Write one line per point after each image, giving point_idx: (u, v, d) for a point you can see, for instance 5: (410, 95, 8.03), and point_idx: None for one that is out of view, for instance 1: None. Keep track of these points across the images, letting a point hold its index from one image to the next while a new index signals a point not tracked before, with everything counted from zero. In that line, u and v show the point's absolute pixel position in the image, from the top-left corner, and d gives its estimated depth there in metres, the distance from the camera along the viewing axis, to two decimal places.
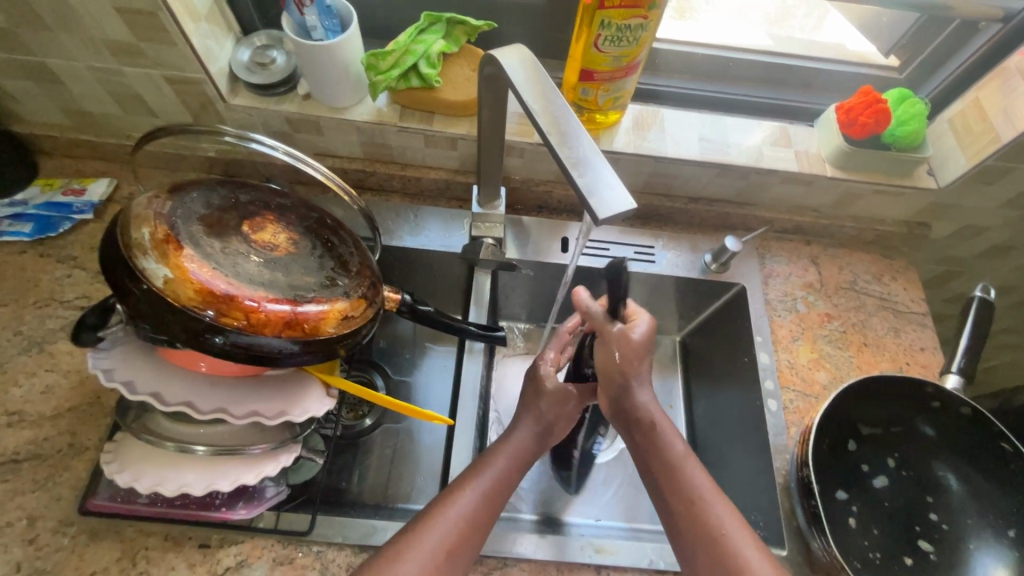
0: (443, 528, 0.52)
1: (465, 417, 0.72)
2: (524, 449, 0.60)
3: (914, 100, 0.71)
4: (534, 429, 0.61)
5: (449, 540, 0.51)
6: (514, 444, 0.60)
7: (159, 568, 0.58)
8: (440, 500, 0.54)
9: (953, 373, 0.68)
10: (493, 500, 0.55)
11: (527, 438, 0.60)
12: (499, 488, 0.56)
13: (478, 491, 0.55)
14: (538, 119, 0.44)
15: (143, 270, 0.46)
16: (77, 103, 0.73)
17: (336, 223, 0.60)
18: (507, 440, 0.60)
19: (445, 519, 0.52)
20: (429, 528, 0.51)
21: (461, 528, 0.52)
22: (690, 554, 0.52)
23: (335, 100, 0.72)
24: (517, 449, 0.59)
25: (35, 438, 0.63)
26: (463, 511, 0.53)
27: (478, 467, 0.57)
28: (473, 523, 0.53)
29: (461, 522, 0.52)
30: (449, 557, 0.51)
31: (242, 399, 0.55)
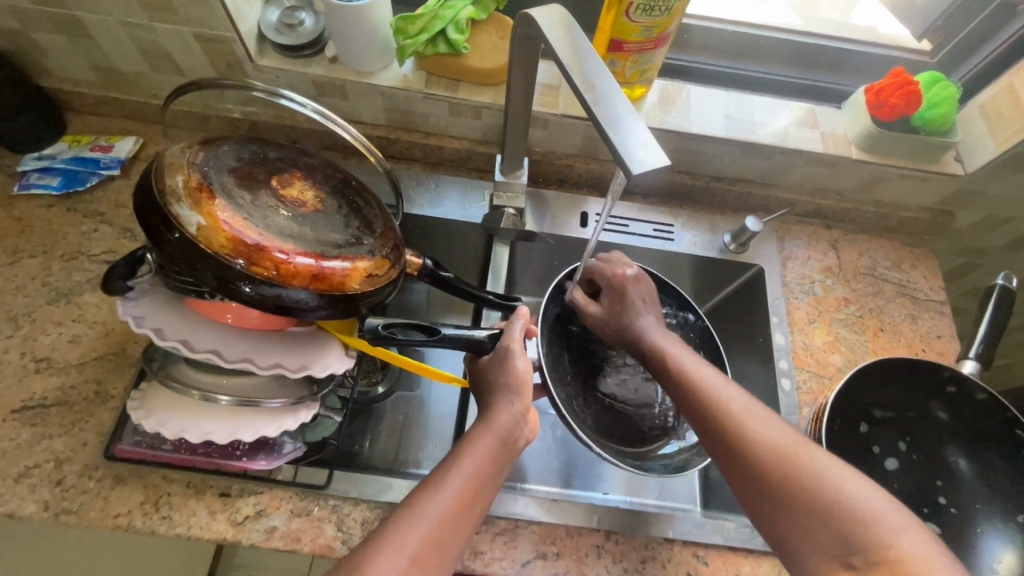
0: (418, 528, 0.47)
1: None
2: (509, 434, 0.55)
3: (946, 84, 0.70)
4: (518, 407, 0.57)
5: (430, 542, 0.47)
6: (496, 428, 0.55)
7: (180, 514, 0.60)
8: (418, 497, 0.49)
9: (970, 359, 0.68)
10: (470, 499, 0.51)
11: (508, 422, 0.56)
12: (478, 482, 0.52)
13: (453, 489, 0.50)
14: (571, 76, 0.43)
15: (177, 216, 0.47)
16: (108, 60, 0.74)
17: (361, 186, 0.61)
18: (485, 426, 0.55)
19: (421, 517, 0.48)
20: (408, 527, 0.47)
21: (442, 530, 0.48)
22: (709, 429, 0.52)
23: (362, 64, 0.72)
24: (500, 436, 0.55)
25: (63, 384, 0.65)
26: (442, 511, 0.49)
27: (454, 459, 0.53)
28: (452, 524, 0.49)
29: (439, 523, 0.48)
30: (428, 564, 0.47)
31: (266, 350, 0.56)
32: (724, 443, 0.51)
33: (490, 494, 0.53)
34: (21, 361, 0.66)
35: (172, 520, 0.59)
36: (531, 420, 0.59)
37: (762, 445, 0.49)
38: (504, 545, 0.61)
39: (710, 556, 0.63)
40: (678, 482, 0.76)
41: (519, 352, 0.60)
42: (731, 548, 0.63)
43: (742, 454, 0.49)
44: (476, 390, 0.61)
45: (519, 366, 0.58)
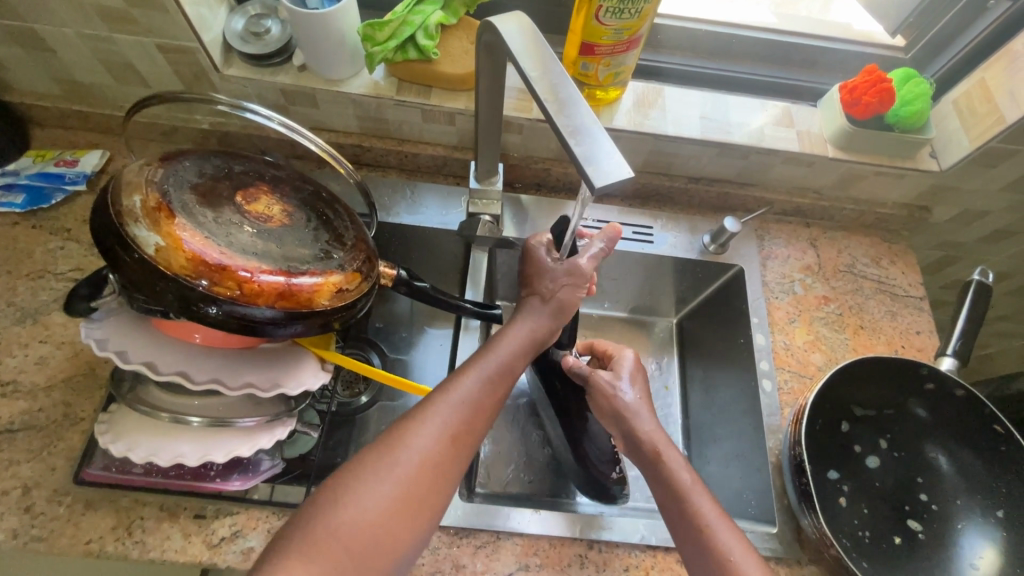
0: (451, 411, 0.50)
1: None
2: (539, 333, 0.59)
3: (919, 80, 0.70)
4: (556, 318, 0.60)
5: (462, 423, 0.51)
6: (528, 326, 0.58)
7: (154, 538, 0.58)
8: (449, 381, 0.53)
9: (948, 356, 0.68)
10: (498, 387, 0.54)
11: (541, 331, 0.59)
12: (505, 371, 0.55)
13: (482, 376, 0.53)
14: (535, 86, 0.43)
15: (135, 237, 0.46)
16: (70, 72, 0.72)
17: (331, 197, 0.59)
18: (517, 323, 0.58)
19: (452, 402, 0.51)
20: (441, 409, 0.50)
21: (473, 414, 0.51)
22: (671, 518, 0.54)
23: (331, 72, 0.71)
24: (534, 337, 0.58)
25: (29, 408, 0.63)
26: (473, 396, 0.52)
27: (484, 351, 0.56)
28: (480, 408, 0.52)
29: (470, 405, 0.51)
30: (456, 446, 0.50)
31: (236, 370, 0.55)
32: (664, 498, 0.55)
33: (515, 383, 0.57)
34: None
35: (146, 545, 0.58)
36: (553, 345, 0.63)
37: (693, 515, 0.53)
38: (486, 557, 0.61)
39: None
40: None
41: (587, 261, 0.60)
42: None
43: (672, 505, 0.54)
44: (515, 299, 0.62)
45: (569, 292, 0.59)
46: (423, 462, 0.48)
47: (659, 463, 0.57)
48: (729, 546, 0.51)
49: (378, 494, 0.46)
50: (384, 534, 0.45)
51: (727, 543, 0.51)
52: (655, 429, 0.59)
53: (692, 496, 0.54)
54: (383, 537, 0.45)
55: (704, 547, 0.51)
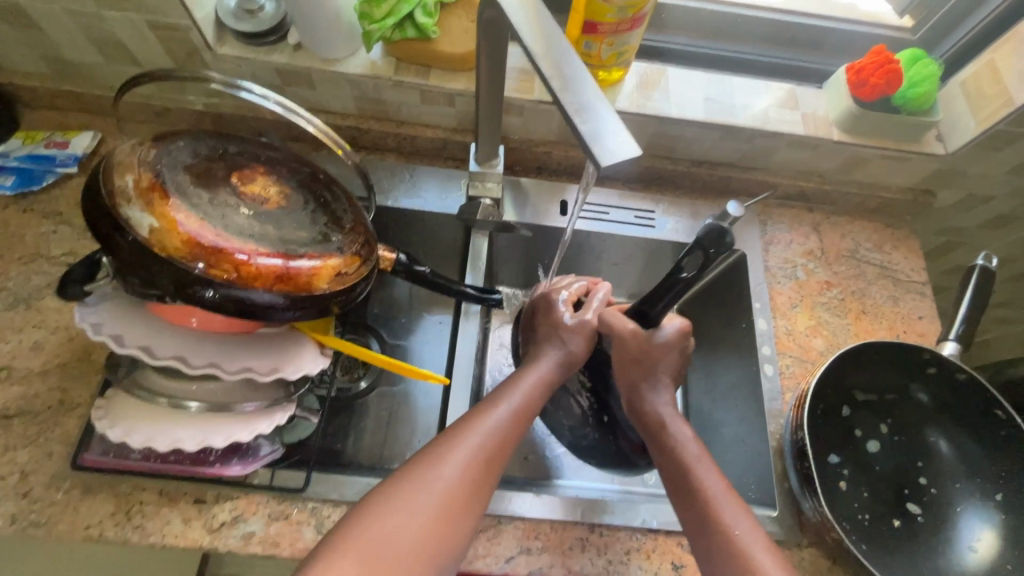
0: (480, 439, 0.50)
1: (465, 357, 0.74)
2: (552, 380, 0.59)
3: (927, 61, 0.69)
4: (563, 369, 0.61)
5: (490, 449, 0.50)
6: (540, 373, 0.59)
7: (154, 523, 0.58)
8: (482, 407, 0.54)
9: (950, 341, 0.68)
10: (523, 420, 0.54)
11: (552, 372, 0.60)
12: (529, 409, 0.55)
13: (510, 409, 0.54)
14: (538, 62, 0.42)
15: (128, 219, 0.44)
16: (58, 51, 0.70)
17: (329, 179, 0.58)
18: (531, 372, 0.59)
19: (486, 426, 0.51)
20: (468, 433, 0.50)
21: (502, 442, 0.51)
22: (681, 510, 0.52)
23: (327, 51, 0.69)
24: (547, 380, 0.59)
25: (25, 394, 0.63)
26: (501, 424, 0.52)
27: (507, 390, 0.56)
28: (508, 437, 0.52)
29: (499, 435, 0.52)
30: (489, 466, 0.50)
31: (234, 355, 0.54)
32: (668, 475, 0.55)
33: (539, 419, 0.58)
34: None
35: (146, 529, 0.58)
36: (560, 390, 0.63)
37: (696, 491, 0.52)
38: (487, 541, 0.61)
39: None
40: None
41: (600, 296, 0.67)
42: None
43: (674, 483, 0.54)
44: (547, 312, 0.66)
45: (580, 343, 0.63)
46: (456, 483, 0.47)
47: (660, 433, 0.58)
48: (734, 521, 0.49)
49: (414, 510, 0.45)
50: (414, 552, 0.44)
51: (734, 520, 0.50)
52: (666, 404, 0.60)
53: (699, 470, 0.53)
54: (418, 554, 0.44)
55: (712, 525, 0.50)
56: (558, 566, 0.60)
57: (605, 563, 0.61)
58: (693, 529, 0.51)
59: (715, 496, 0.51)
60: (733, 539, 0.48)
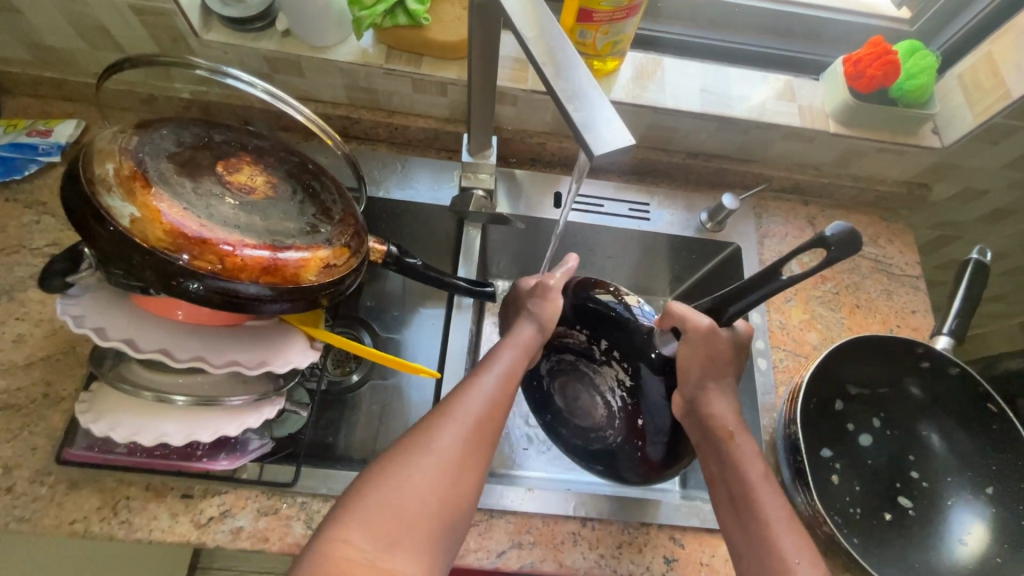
0: (473, 404, 0.51)
1: (457, 351, 0.73)
2: (532, 345, 0.59)
3: (925, 52, 0.68)
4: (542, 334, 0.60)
5: (484, 416, 0.51)
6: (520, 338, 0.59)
7: (140, 518, 0.57)
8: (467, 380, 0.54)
9: (943, 334, 0.68)
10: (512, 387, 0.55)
11: (532, 337, 0.59)
12: (517, 374, 0.56)
13: (497, 373, 0.54)
14: (532, 48, 0.40)
15: (108, 207, 0.43)
16: (39, 35, 0.68)
17: (318, 169, 0.57)
18: (512, 338, 0.59)
19: (470, 398, 0.52)
20: (465, 402, 0.51)
21: (494, 407, 0.52)
22: (733, 525, 0.51)
23: (316, 38, 0.67)
24: (529, 345, 0.59)
25: (8, 387, 0.61)
26: (492, 390, 0.53)
27: (494, 356, 0.57)
28: (500, 403, 0.53)
29: (491, 399, 0.52)
30: (478, 436, 0.50)
31: (221, 348, 0.53)
32: (727, 488, 0.53)
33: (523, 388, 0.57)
34: None
35: (132, 524, 0.57)
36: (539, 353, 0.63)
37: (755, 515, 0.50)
38: (478, 535, 0.60)
39: (686, 538, 0.63)
40: None
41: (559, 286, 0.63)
42: (707, 529, 0.63)
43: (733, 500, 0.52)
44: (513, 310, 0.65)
45: (556, 302, 0.62)
46: (456, 451, 0.48)
47: (723, 447, 0.55)
48: (791, 548, 0.48)
49: (417, 477, 0.46)
50: (415, 519, 0.44)
51: (790, 546, 0.48)
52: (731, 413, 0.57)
53: (760, 490, 0.51)
54: (422, 522, 0.44)
55: (767, 548, 0.48)
56: (550, 561, 0.60)
57: (597, 557, 0.61)
58: (743, 546, 0.50)
59: (773, 522, 0.49)
60: (789, 564, 0.47)
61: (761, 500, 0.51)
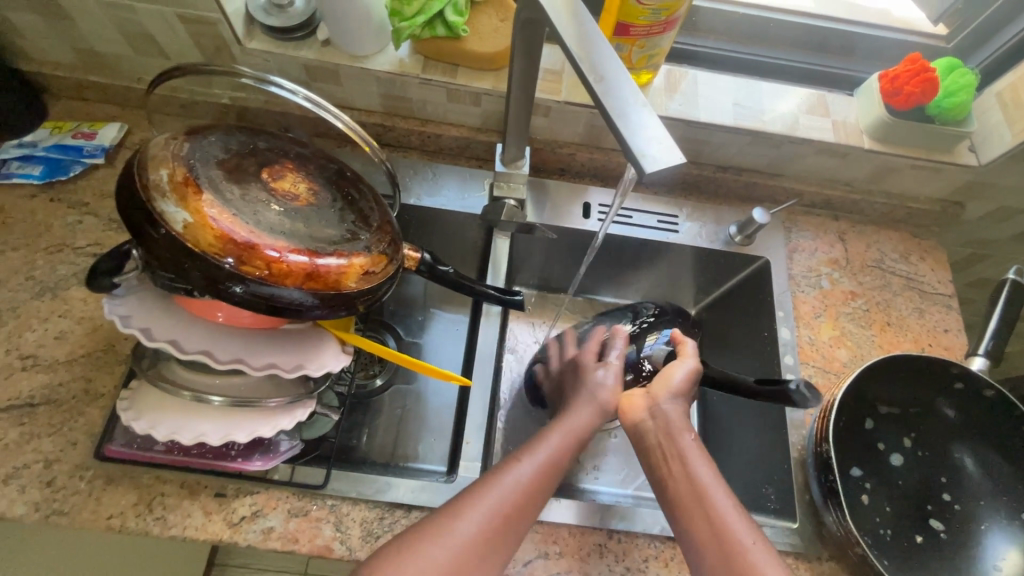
0: (502, 496, 0.50)
1: (484, 359, 0.74)
2: (583, 433, 0.56)
3: (964, 70, 0.67)
4: (597, 420, 0.57)
5: (515, 508, 0.50)
6: (569, 423, 0.56)
7: (175, 515, 0.58)
8: (505, 464, 0.52)
9: (979, 355, 0.67)
10: (551, 478, 0.53)
11: (585, 424, 0.56)
12: (558, 465, 0.53)
13: (537, 463, 0.52)
14: (580, 64, 0.41)
15: (162, 213, 0.44)
16: (89, 42, 0.71)
17: (355, 177, 0.58)
18: (562, 422, 0.56)
19: (503, 488, 0.50)
20: (495, 492, 0.50)
21: (527, 499, 0.50)
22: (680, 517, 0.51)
23: (356, 48, 0.68)
24: (577, 432, 0.56)
25: (50, 382, 0.63)
26: (529, 482, 0.51)
27: (536, 440, 0.55)
28: (534, 494, 0.51)
29: (525, 491, 0.51)
30: (508, 528, 0.49)
31: (260, 350, 0.54)
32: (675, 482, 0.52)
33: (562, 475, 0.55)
34: (6, 358, 0.63)
35: (167, 521, 0.58)
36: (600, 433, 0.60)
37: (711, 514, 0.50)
38: None
39: None
40: None
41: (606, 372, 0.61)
42: None
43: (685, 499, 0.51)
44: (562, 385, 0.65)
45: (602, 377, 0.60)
46: (479, 545, 0.47)
47: (675, 443, 0.54)
48: (748, 538, 0.48)
49: (428, 563, 0.46)
50: None
51: (744, 534, 0.49)
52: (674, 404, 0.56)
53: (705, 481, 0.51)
54: None
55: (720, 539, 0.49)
56: (576, 572, 0.60)
57: (623, 570, 0.61)
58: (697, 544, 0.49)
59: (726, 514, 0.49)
60: (748, 555, 0.47)
61: (714, 497, 0.50)
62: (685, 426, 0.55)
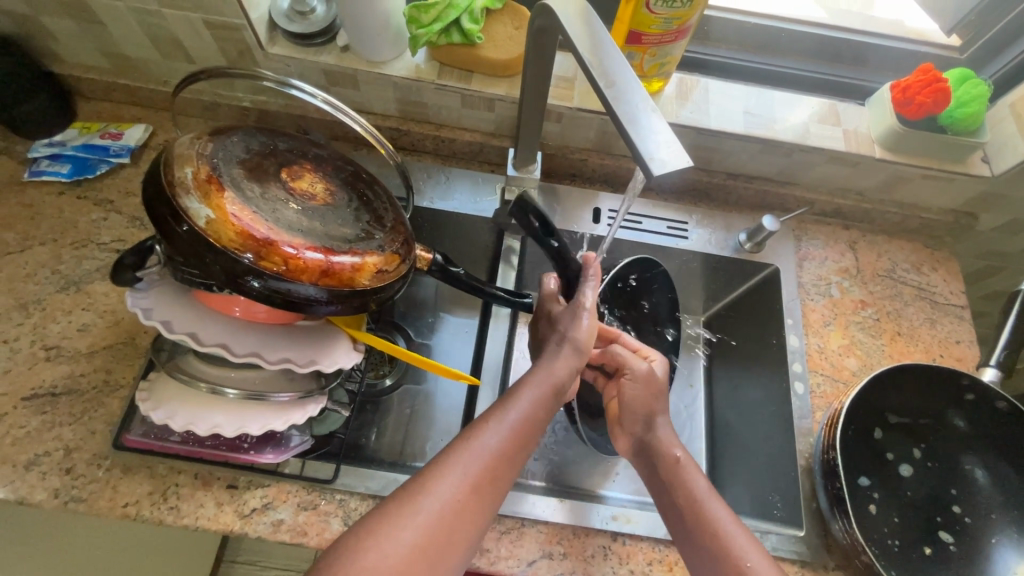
0: (472, 461, 0.48)
1: (492, 372, 0.75)
2: (562, 383, 0.56)
3: (977, 81, 0.67)
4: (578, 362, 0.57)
5: (489, 472, 0.48)
6: (550, 376, 0.56)
7: (188, 505, 0.60)
8: (481, 425, 0.51)
9: (991, 366, 0.66)
10: (525, 437, 0.52)
11: (565, 375, 0.56)
12: (535, 424, 0.53)
13: (515, 424, 0.52)
14: (592, 71, 0.42)
15: (185, 209, 0.46)
16: (119, 46, 0.73)
17: (371, 178, 0.60)
18: (539, 374, 0.56)
19: (479, 449, 0.49)
20: (467, 458, 0.48)
21: (500, 462, 0.49)
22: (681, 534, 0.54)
23: (374, 54, 0.70)
24: (556, 386, 0.55)
25: (72, 373, 0.65)
26: (505, 443, 0.50)
27: (508, 402, 0.54)
28: (507, 457, 0.50)
29: (495, 455, 0.49)
30: (485, 488, 0.48)
31: (275, 345, 0.55)
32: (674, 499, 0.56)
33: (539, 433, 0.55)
34: (31, 349, 0.66)
35: (180, 511, 0.60)
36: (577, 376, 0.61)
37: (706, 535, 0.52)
38: (510, 543, 0.61)
39: None
40: None
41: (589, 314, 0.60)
42: None
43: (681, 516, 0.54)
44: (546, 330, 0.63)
45: (587, 326, 0.59)
46: (455, 507, 0.46)
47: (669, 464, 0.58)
48: (747, 554, 0.51)
49: (402, 537, 0.44)
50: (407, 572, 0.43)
51: (745, 551, 0.51)
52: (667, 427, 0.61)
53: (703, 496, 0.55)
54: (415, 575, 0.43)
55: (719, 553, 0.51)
56: (579, 573, 0.60)
57: (627, 573, 0.61)
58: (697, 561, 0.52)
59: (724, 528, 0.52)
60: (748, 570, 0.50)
61: (708, 514, 0.53)
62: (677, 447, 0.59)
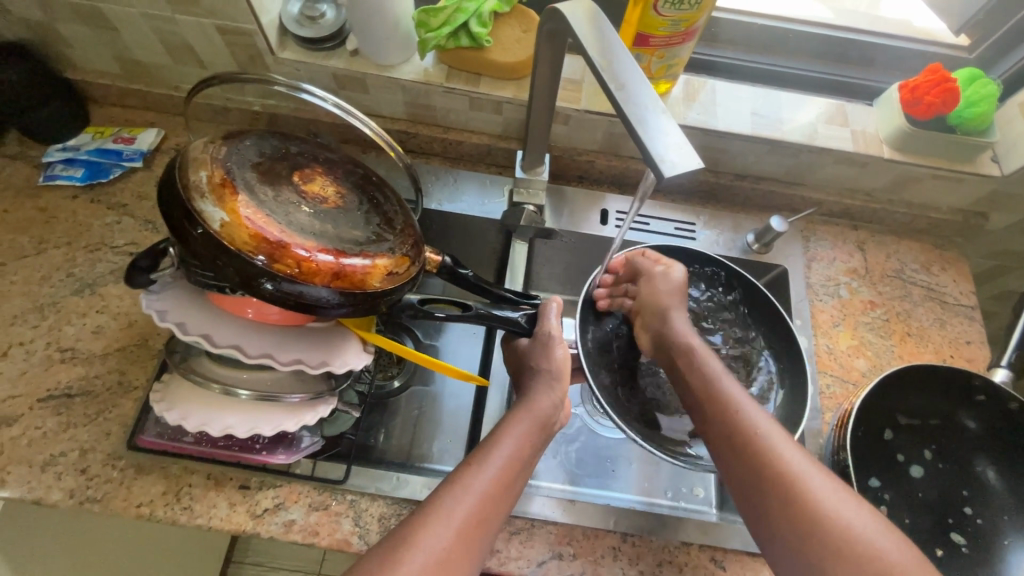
0: (456, 506, 0.48)
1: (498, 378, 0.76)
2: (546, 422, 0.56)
3: (986, 81, 0.67)
4: (556, 396, 0.58)
5: (476, 516, 0.48)
6: (535, 415, 0.56)
7: (201, 505, 0.60)
8: (464, 469, 0.51)
9: (1002, 367, 0.66)
10: (511, 478, 0.51)
11: (548, 407, 0.57)
12: (520, 460, 0.53)
13: (500, 464, 0.51)
14: (601, 73, 0.42)
15: (201, 212, 0.47)
16: (131, 51, 0.74)
17: (381, 181, 0.60)
18: (522, 414, 0.56)
19: (463, 493, 0.48)
20: (452, 503, 0.48)
21: (485, 506, 0.49)
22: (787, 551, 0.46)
23: (384, 57, 0.71)
24: (538, 419, 0.56)
25: (86, 374, 0.66)
26: (488, 487, 0.49)
27: (491, 443, 0.53)
28: (493, 501, 0.49)
29: (481, 498, 0.49)
30: (472, 535, 0.47)
31: (288, 346, 0.56)
32: (765, 502, 0.47)
33: (527, 473, 0.54)
34: (46, 351, 0.67)
35: (193, 511, 0.60)
36: (565, 406, 0.62)
37: (807, 498, 0.46)
38: (519, 544, 0.61)
39: (727, 560, 0.62)
40: (693, 481, 0.73)
41: (559, 339, 0.62)
42: (749, 553, 0.63)
43: (764, 480, 0.48)
44: (515, 367, 0.65)
45: (558, 355, 0.61)
46: (441, 556, 0.45)
47: (740, 414, 0.51)
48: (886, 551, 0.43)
49: None
50: None
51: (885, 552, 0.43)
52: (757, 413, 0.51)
53: (814, 489, 0.46)
54: None
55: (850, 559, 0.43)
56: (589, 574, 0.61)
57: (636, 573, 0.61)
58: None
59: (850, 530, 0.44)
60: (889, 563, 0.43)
61: (805, 484, 0.47)
62: (768, 423, 0.50)
